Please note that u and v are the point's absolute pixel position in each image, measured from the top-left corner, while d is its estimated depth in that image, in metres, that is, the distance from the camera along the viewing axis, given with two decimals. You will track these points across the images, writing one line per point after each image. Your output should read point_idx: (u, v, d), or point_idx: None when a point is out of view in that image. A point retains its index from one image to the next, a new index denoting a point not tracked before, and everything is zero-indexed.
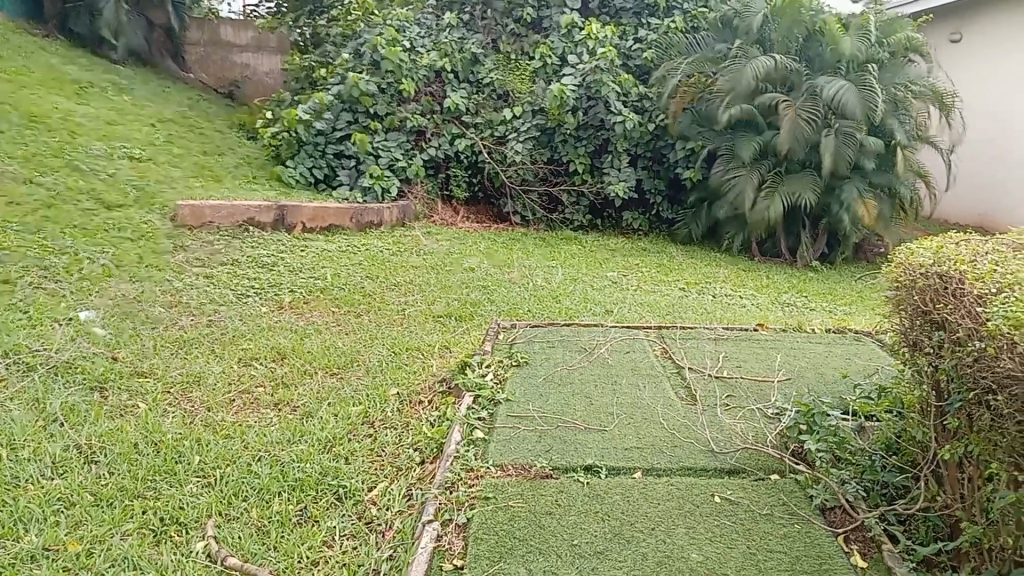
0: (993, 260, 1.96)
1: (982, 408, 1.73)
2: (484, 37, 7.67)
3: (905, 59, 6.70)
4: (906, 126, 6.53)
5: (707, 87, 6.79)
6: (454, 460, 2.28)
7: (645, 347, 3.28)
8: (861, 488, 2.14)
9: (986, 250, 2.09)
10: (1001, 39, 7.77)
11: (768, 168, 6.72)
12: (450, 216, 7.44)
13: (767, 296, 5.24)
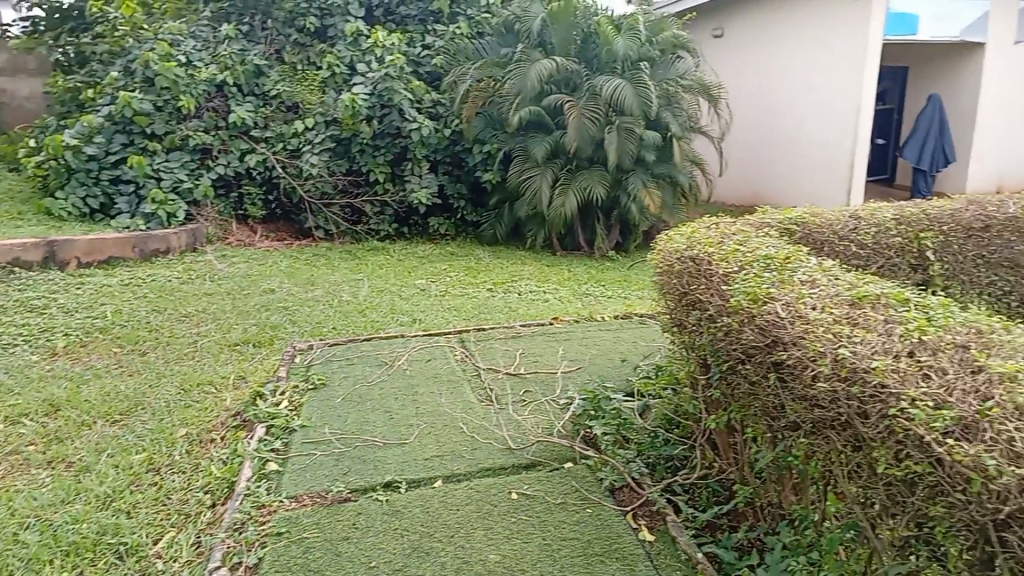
0: (735, 240, 2.23)
1: (739, 378, 1.87)
2: (266, 49, 7.38)
3: (674, 55, 7.18)
4: (680, 118, 7.00)
5: (497, 91, 6.97)
6: (244, 499, 2.18)
7: (446, 353, 3.30)
8: (645, 465, 2.29)
9: (731, 230, 2.39)
10: (763, 35, 8.49)
11: (560, 166, 6.98)
12: (247, 236, 7.12)
13: (568, 288, 5.44)
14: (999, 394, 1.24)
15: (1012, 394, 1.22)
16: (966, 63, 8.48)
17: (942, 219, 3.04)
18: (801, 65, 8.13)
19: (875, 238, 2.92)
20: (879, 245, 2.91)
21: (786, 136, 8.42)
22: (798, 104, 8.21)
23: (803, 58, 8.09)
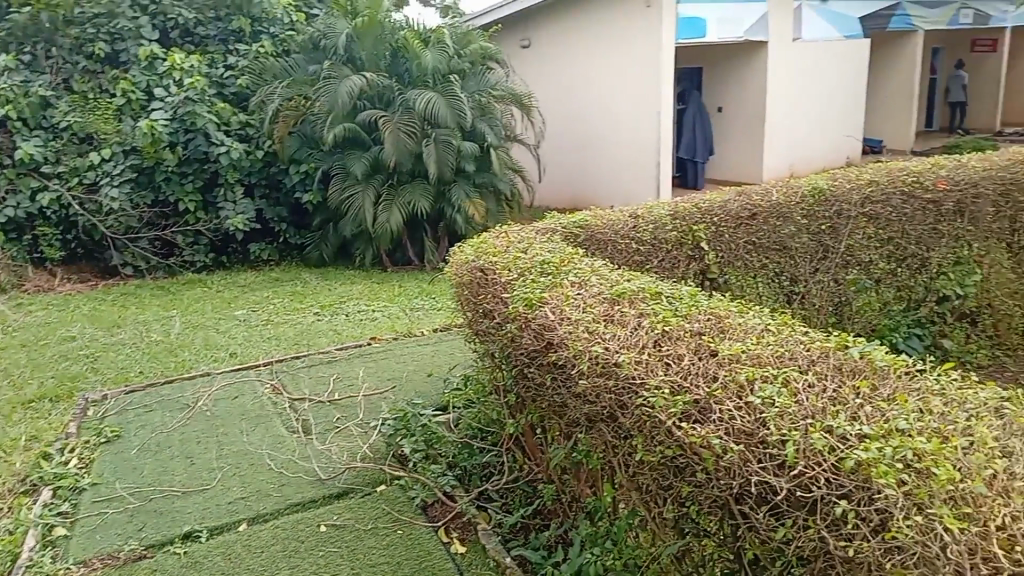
0: (519, 249, 2.39)
1: (526, 382, 1.97)
2: (52, 77, 6.80)
3: (483, 66, 7.29)
4: (495, 128, 7.13)
5: (309, 109, 6.81)
6: (25, 570, 2.02)
7: (255, 388, 3.21)
8: (455, 478, 2.39)
9: (517, 240, 2.57)
10: (569, 42, 8.81)
11: (381, 182, 6.91)
12: (45, 281, 6.56)
13: (397, 304, 5.39)
14: (724, 375, 1.42)
15: (735, 375, 1.41)
16: (752, 62, 9.22)
17: (715, 211, 3.28)
18: (606, 70, 8.49)
19: (653, 234, 3.11)
20: (657, 242, 3.11)
21: (600, 138, 8.76)
22: (608, 107, 8.57)
23: (608, 62, 8.45)
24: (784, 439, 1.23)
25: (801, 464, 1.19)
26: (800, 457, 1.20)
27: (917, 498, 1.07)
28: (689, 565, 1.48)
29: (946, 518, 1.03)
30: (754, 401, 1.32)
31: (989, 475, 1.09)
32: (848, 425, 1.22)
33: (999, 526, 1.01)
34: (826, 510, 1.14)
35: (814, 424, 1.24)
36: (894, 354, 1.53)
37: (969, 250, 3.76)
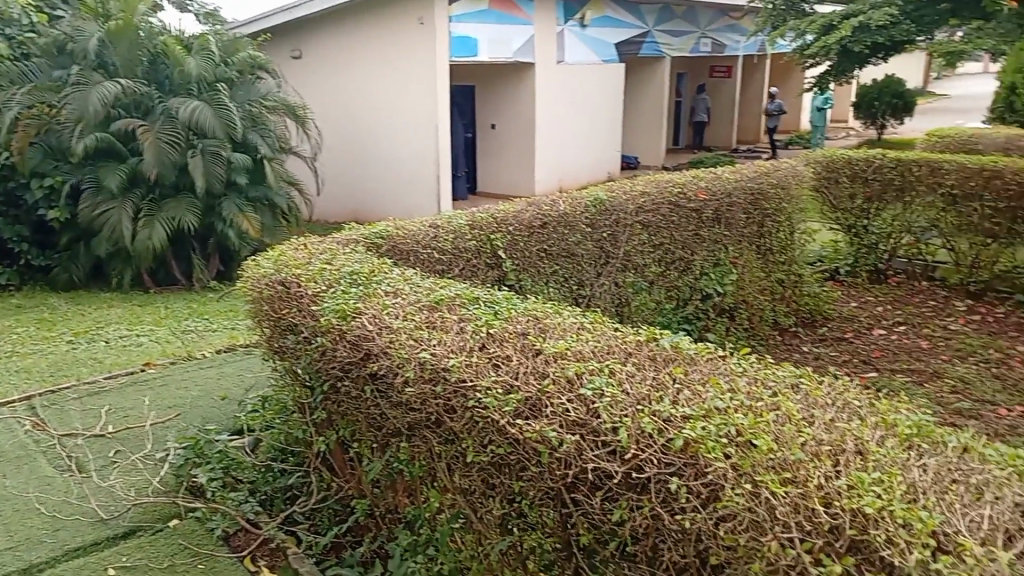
0: (322, 260, 2.32)
1: (338, 396, 1.91)
2: None
3: (252, 75, 6.97)
4: (268, 139, 6.84)
5: (54, 116, 6.14)
6: None
7: (14, 427, 2.85)
8: (259, 504, 2.29)
9: (318, 251, 2.50)
10: (342, 55, 8.70)
11: (141, 197, 6.38)
12: None
13: (166, 327, 4.97)
14: (553, 371, 1.48)
15: (564, 370, 1.47)
16: (521, 80, 9.64)
17: (509, 221, 3.39)
18: (381, 84, 8.47)
19: (454, 242, 3.18)
20: (458, 250, 3.17)
21: (377, 152, 8.71)
22: (385, 121, 8.55)
23: (383, 76, 8.44)
24: (616, 426, 1.31)
25: (635, 448, 1.27)
26: (633, 442, 1.28)
27: (742, 469, 1.18)
28: (517, 562, 1.51)
29: (769, 484, 1.15)
30: (587, 395, 1.39)
31: (797, 444, 1.24)
32: (672, 409, 1.33)
33: (814, 487, 1.14)
34: (659, 488, 1.23)
35: (641, 410, 1.34)
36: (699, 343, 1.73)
37: (725, 253, 4.20)
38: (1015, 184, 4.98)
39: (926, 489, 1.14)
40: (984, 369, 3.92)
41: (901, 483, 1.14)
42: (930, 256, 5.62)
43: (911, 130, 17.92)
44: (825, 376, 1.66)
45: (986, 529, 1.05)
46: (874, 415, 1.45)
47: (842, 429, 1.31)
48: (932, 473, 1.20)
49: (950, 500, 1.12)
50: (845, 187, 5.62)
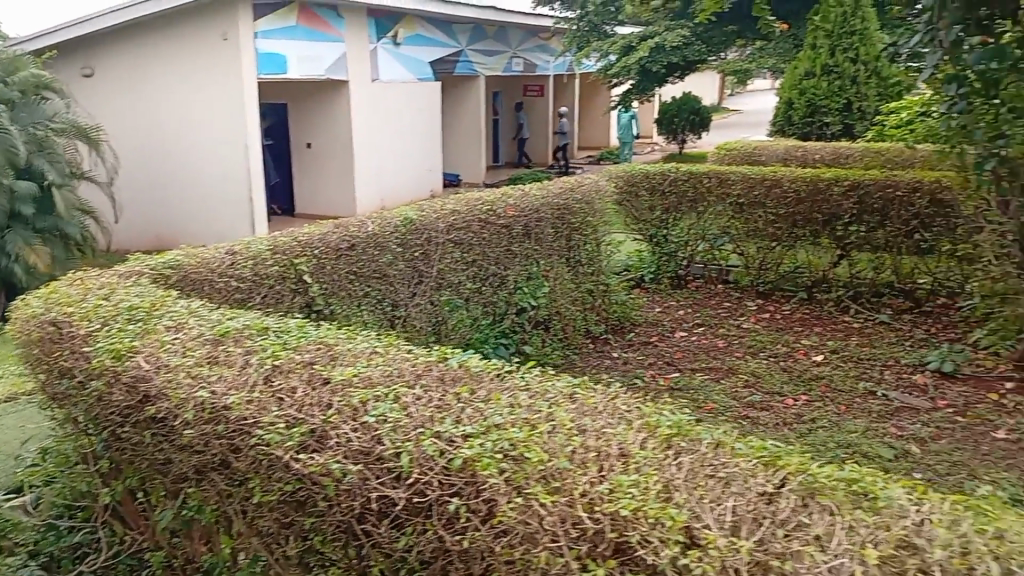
0: (98, 297, 2.17)
1: (120, 444, 1.85)
2: None
3: (37, 96, 6.38)
4: (57, 165, 6.25)
5: None
6: None
7: None
8: (38, 568, 2.15)
9: (96, 287, 2.34)
10: (141, 72, 8.16)
11: None
12: None
13: None
14: (337, 400, 1.51)
15: (348, 399, 1.49)
16: (335, 100, 9.51)
17: (313, 243, 3.35)
18: (188, 102, 8.05)
19: (253, 269, 3.10)
20: (258, 276, 3.11)
21: (187, 174, 8.25)
22: (194, 142, 8.13)
23: (189, 95, 8.02)
24: (398, 451, 1.35)
25: (416, 472, 1.32)
26: (415, 466, 1.33)
27: (516, 484, 1.25)
28: None
29: (542, 495, 1.22)
30: (369, 421, 1.43)
31: (568, 452, 1.32)
32: (452, 429, 1.39)
33: (579, 493, 1.22)
34: (442, 509, 1.28)
35: (423, 432, 1.38)
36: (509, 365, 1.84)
37: (537, 267, 4.33)
38: (791, 191, 5.55)
39: (682, 485, 1.25)
40: (773, 361, 4.36)
41: (664, 480, 1.23)
42: (724, 260, 6.03)
43: (706, 144, 19.51)
44: (600, 386, 1.77)
45: (730, 519, 1.16)
46: (642, 417, 1.57)
47: (618, 434, 1.42)
48: (688, 470, 1.31)
49: (699, 494, 1.24)
50: (645, 200, 5.95)
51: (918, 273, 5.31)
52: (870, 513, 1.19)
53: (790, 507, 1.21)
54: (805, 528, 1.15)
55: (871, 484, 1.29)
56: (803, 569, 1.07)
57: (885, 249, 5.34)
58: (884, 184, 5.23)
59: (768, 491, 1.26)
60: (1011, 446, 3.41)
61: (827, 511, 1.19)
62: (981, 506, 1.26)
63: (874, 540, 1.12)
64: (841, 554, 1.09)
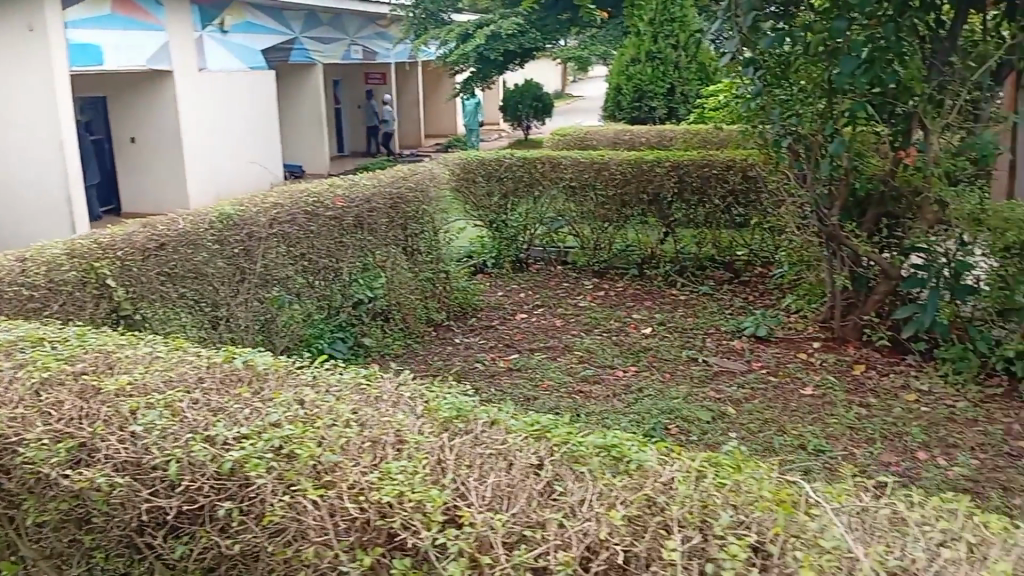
0: None
1: None
2: None
3: None
4: None
5: None
6: None
7: None
8: None
9: None
10: None
11: None
12: None
13: None
14: (111, 411, 1.99)
15: (121, 409, 1.98)
16: (159, 93, 9.01)
17: (116, 246, 3.38)
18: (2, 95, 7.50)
19: (49, 276, 3.14)
20: (55, 284, 3.15)
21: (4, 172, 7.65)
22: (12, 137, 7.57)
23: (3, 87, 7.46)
24: (166, 458, 1.81)
25: (182, 478, 1.77)
26: (183, 472, 1.78)
27: (278, 479, 1.70)
28: (125, 567, 1.95)
29: (307, 492, 1.64)
30: (135, 430, 1.89)
31: (340, 444, 1.79)
32: (226, 431, 1.85)
33: (349, 485, 1.64)
34: (213, 506, 1.74)
35: (194, 437, 1.85)
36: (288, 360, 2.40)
37: (372, 258, 4.57)
38: (619, 173, 6.18)
39: (447, 469, 1.70)
40: (606, 336, 4.90)
41: (416, 468, 1.68)
42: (563, 243, 6.64)
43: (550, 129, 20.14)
44: (387, 373, 2.40)
45: (488, 497, 1.58)
46: (421, 404, 2.12)
47: (381, 425, 1.91)
48: (459, 450, 1.79)
49: (470, 471, 1.69)
50: (483, 185, 6.43)
51: (737, 245, 6.02)
52: (621, 480, 1.64)
53: (547, 482, 1.66)
54: (563, 499, 1.58)
55: (631, 456, 1.75)
56: (543, 538, 1.47)
57: (706, 225, 6.05)
58: (699, 166, 5.94)
59: (531, 467, 1.72)
60: (814, 400, 3.98)
61: (585, 481, 1.64)
62: (717, 465, 1.77)
63: (626, 506, 1.54)
64: (591, 518, 1.51)
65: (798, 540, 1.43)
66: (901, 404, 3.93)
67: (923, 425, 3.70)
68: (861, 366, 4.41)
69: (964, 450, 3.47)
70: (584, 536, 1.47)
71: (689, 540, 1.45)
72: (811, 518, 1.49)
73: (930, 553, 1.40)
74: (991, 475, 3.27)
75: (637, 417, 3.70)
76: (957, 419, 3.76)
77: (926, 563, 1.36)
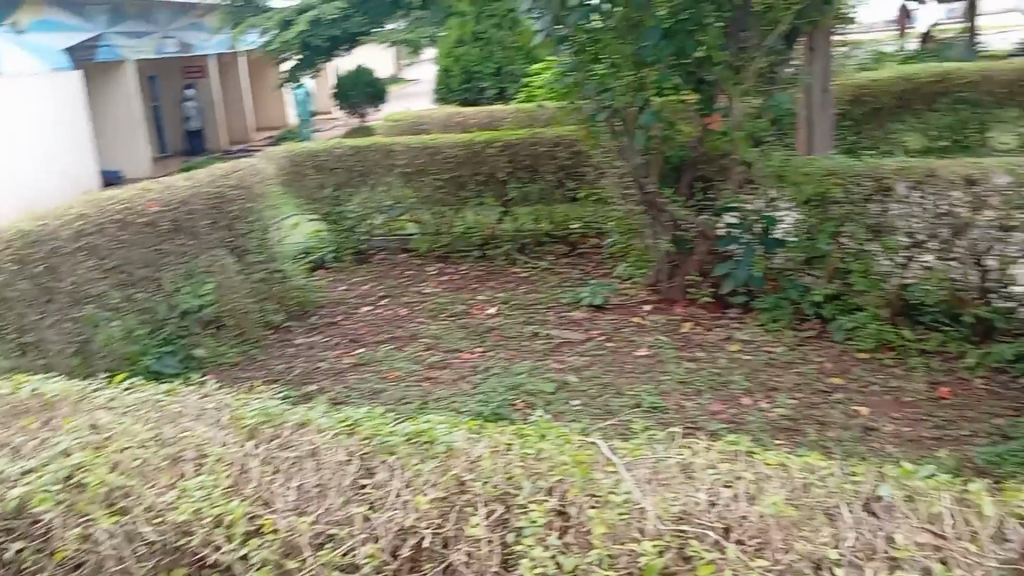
0: None
1: None
2: None
3: None
4: None
5: None
6: None
7: None
8: None
9: None
10: None
11: None
12: None
13: None
14: None
15: None
16: None
17: None
18: None
19: None
20: None
21: None
22: None
23: None
24: None
25: None
26: None
27: (67, 509, 1.95)
28: None
29: (99, 521, 1.90)
30: None
31: (132, 467, 2.08)
32: (17, 469, 2.09)
33: (151, 507, 1.91)
34: (8, 547, 1.95)
35: None
36: (85, 387, 2.70)
37: (197, 264, 4.48)
38: (451, 157, 6.29)
39: (251, 478, 2.01)
40: (451, 321, 4.92)
41: (213, 482, 1.98)
42: (404, 230, 6.58)
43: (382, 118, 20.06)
44: (187, 390, 2.72)
45: (295, 501, 1.89)
46: (229, 417, 2.40)
47: (179, 444, 2.20)
48: (260, 458, 2.10)
49: (275, 479, 2.00)
50: (313, 177, 6.42)
51: (571, 219, 6.22)
52: (428, 464, 1.98)
53: (357, 477, 1.97)
54: (371, 491, 1.89)
55: (440, 441, 2.12)
56: (351, 531, 1.78)
57: (541, 202, 6.30)
58: (529, 144, 6.19)
59: (341, 463, 2.03)
60: (647, 359, 4.20)
61: (395, 471, 1.96)
62: (524, 438, 2.18)
63: (432, 489, 1.87)
64: (399, 506, 1.83)
65: (596, 499, 1.79)
66: (727, 355, 4.21)
67: (746, 372, 3.99)
68: (689, 324, 4.69)
69: (782, 391, 3.79)
70: (390, 523, 1.77)
71: (493, 512, 1.77)
72: (601, 477, 1.87)
73: (712, 495, 1.79)
74: (807, 412, 3.57)
75: (483, 398, 3.76)
76: (775, 364, 4.08)
77: (706, 505, 1.74)
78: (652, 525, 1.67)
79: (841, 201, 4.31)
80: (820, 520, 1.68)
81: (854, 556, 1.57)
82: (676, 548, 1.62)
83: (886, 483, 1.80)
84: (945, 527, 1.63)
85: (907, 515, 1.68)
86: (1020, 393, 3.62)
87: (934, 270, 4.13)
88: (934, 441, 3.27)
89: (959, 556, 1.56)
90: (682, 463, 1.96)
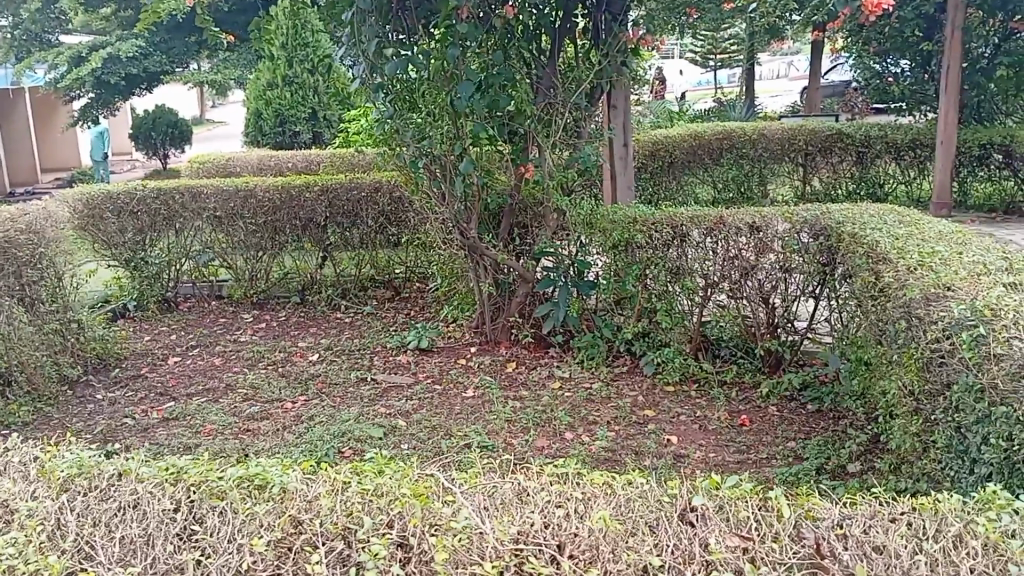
0: None
1: None
2: None
3: None
4: None
5: None
6: None
7: None
8: None
9: None
10: None
11: None
12: None
13: None
14: None
15: None
16: None
17: None
18: None
19: None
20: None
21: None
22: None
23: None
24: None
25: None
26: None
27: None
28: None
29: None
30: None
31: None
32: None
33: None
34: None
35: None
36: None
37: None
38: (267, 201, 6.10)
39: (67, 533, 1.86)
40: (270, 369, 4.76)
41: (27, 538, 1.81)
42: (214, 276, 6.44)
43: (179, 160, 19.18)
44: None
45: (118, 552, 1.79)
46: (43, 464, 2.23)
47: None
48: (81, 507, 1.97)
49: (106, 528, 1.88)
50: (113, 222, 6.03)
51: (394, 263, 6.26)
52: (262, 506, 1.91)
53: (184, 525, 1.88)
54: (202, 537, 1.82)
55: (273, 482, 2.04)
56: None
57: (362, 247, 6.24)
58: (348, 190, 6.09)
59: (167, 511, 1.93)
60: (475, 400, 4.27)
61: (228, 516, 1.88)
62: (361, 474, 2.14)
63: (268, 531, 1.82)
64: (233, 550, 1.76)
65: (435, 527, 1.80)
66: (549, 394, 4.36)
67: (568, 409, 4.15)
68: (513, 363, 4.85)
69: (601, 424, 3.97)
70: (225, 569, 1.72)
71: (334, 549, 1.76)
72: (441, 507, 1.87)
73: (546, 516, 1.85)
74: (625, 443, 3.77)
75: (308, 446, 3.66)
76: (594, 399, 4.28)
77: (541, 525, 1.79)
78: (492, 546, 1.70)
79: (645, 245, 4.59)
80: (642, 531, 1.79)
81: (674, 562, 1.68)
82: (514, 566, 1.67)
83: (698, 495, 1.94)
84: (752, 530, 1.79)
85: (721, 524, 1.82)
86: (807, 417, 4.02)
87: (727, 307, 4.53)
88: (738, 465, 3.55)
89: (767, 553, 1.70)
90: (516, 486, 2.03)
